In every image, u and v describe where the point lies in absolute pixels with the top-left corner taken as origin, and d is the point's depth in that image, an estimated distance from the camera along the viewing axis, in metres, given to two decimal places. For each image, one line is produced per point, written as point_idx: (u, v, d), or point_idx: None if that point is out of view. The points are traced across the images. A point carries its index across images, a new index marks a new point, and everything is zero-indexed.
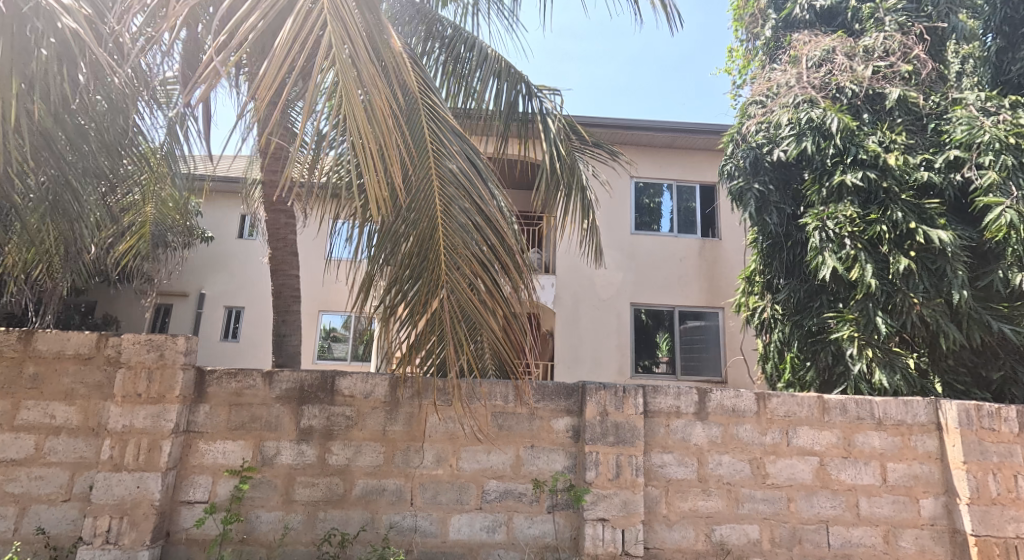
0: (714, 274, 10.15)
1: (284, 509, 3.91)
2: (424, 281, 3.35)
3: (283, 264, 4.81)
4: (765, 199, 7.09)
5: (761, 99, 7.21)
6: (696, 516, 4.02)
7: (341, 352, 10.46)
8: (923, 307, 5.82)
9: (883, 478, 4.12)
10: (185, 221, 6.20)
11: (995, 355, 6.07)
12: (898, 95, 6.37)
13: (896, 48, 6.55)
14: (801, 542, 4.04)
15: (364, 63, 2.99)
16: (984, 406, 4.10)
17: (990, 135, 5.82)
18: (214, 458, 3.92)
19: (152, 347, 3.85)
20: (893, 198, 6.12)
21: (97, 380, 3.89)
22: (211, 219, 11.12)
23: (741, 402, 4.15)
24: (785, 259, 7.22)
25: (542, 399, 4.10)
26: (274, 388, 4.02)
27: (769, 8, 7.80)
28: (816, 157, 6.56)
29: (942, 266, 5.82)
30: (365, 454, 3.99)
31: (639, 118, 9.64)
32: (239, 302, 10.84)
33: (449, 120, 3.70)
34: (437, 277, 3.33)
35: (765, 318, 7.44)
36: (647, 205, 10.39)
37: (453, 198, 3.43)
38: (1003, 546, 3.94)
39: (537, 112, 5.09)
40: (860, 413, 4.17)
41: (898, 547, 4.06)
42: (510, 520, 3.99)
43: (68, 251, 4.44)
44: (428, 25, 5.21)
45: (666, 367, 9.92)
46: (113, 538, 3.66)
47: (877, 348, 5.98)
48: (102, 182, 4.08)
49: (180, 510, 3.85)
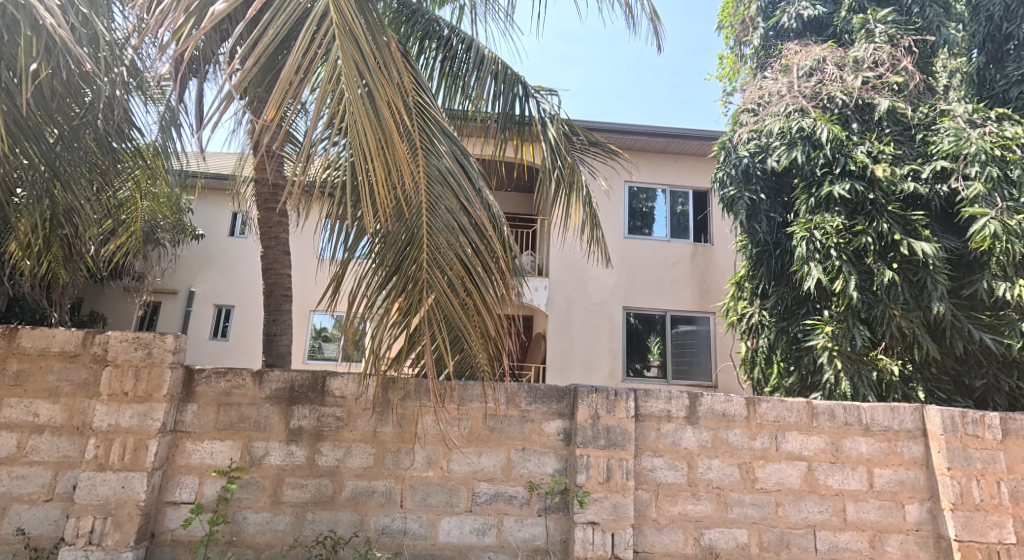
0: (704, 279, 10.20)
1: (271, 511, 3.87)
2: (397, 283, 3.31)
3: (275, 263, 4.78)
4: (756, 207, 7.18)
5: (753, 107, 7.33)
6: (685, 520, 4.04)
7: (331, 353, 10.41)
8: (902, 318, 5.93)
9: (870, 484, 4.16)
10: (176, 216, 6.12)
11: (979, 362, 6.15)
12: (887, 105, 6.46)
13: (885, 59, 6.66)
14: (789, 546, 4.07)
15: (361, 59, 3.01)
16: (968, 413, 4.17)
17: (976, 147, 5.89)
18: (201, 458, 3.88)
19: (140, 345, 3.81)
20: (880, 209, 6.19)
21: (83, 378, 3.83)
22: (201, 217, 11.03)
23: (732, 407, 4.17)
24: (773, 267, 7.28)
25: (534, 401, 4.10)
26: (264, 388, 3.98)
27: (758, 17, 7.93)
28: (806, 166, 6.62)
29: (923, 277, 5.92)
30: (355, 456, 3.97)
31: (632, 123, 9.73)
32: (229, 301, 10.73)
33: (438, 121, 3.73)
34: (419, 279, 3.29)
35: (752, 323, 7.44)
36: (639, 209, 10.45)
37: (439, 197, 3.43)
38: (986, 551, 4.00)
39: (534, 114, 5.15)
40: (848, 418, 4.22)
41: (884, 551, 4.11)
42: (500, 522, 3.99)
43: (66, 246, 4.42)
44: (426, 24, 5.21)
45: (657, 371, 9.98)
46: (96, 539, 3.60)
47: (848, 358, 6.15)
48: (95, 174, 4.08)
49: (165, 511, 3.80)
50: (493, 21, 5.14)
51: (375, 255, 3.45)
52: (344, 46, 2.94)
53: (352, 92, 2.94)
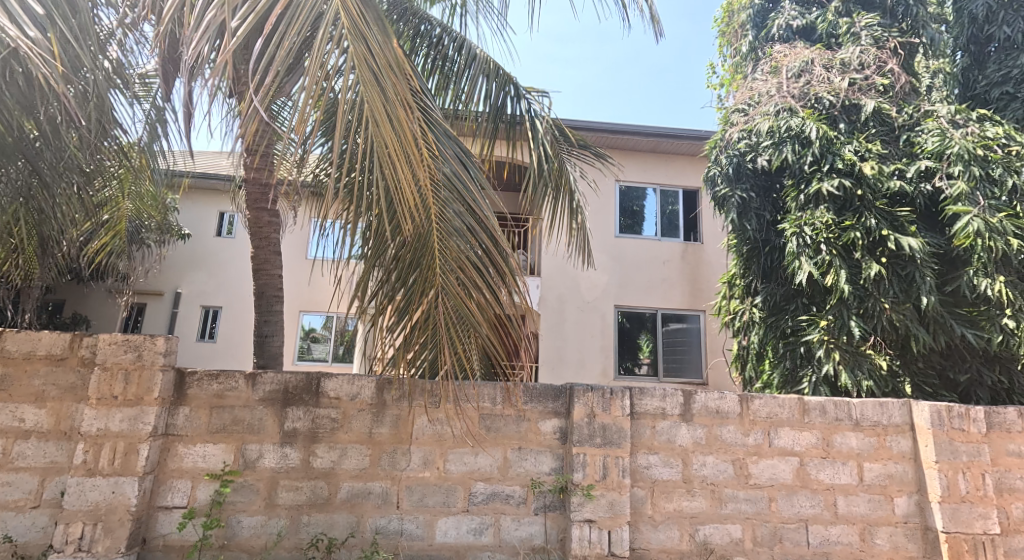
0: (696, 277, 10.30)
1: (266, 514, 3.83)
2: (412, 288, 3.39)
3: (265, 263, 4.70)
4: (746, 205, 7.25)
5: (743, 107, 7.38)
6: (680, 517, 4.08)
7: (321, 354, 10.32)
8: (893, 312, 6.01)
9: (860, 478, 4.24)
10: (161, 216, 6.04)
11: (962, 357, 6.28)
12: (873, 106, 6.56)
13: (871, 61, 6.79)
14: (782, 541, 4.13)
15: (375, 63, 3.02)
16: (953, 407, 4.27)
17: (959, 146, 6.00)
18: (194, 461, 3.82)
19: (129, 347, 3.74)
20: (868, 205, 6.29)
21: (70, 382, 3.76)
22: (189, 216, 10.85)
23: (725, 404, 4.22)
24: (763, 264, 7.36)
25: (530, 400, 4.10)
26: (257, 390, 3.94)
27: (748, 25, 7.99)
28: (795, 164, 6.72)
29: (911, 272, 6.01)
30: (351, 457, 3.94)
31: (623, 123, 9.78)
32: (217, 302, 10.59)
33: (440, 123, 3.72)
34: (433, 283, 3.38)
35: (744, 320, 7.56)
36: (630, 208, 10.52)
37: (447, 201, 3.43)
38: (971, 542, 4.10)
39: (525, 114, 5.05)
40: (838, 414, 4.28)
41: (874, 545, 4.17)
42: (497, 521, 3.99)
43: (44, 245, 4.34)
44: (416, 24, 5.19)
45: (649, 369, 10.05)
46: (86, 545, 3.54)
47: (845, 351, 6.23)
48: (76, 175, 4.00)
49: (157, 516, 3.74)
50: (486, 20, 5.08)
51: (388, 263, 3.51)
52: (356, 50, 2.95)
53: (366, 91, 2.95)
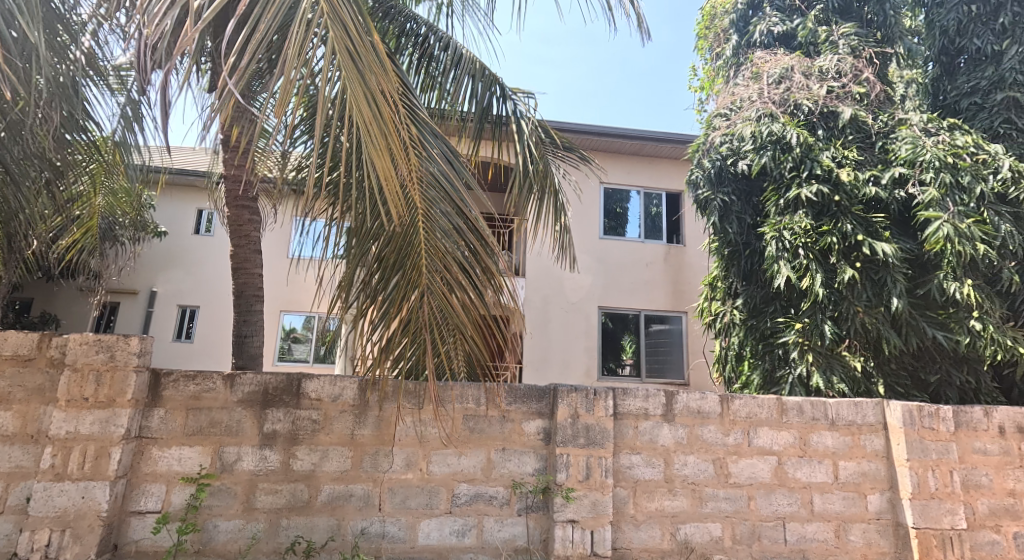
0: (677, 279, 10.41)
1: (244, 518, 3.75)
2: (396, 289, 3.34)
3: (245, 262, 4.60)
4: (728, 209, 7.39)
5: (725, 112, 7.50)
6: (662, 516, 4.11)
7: (302, 354, 10.17)
8: (865, 315, 6.17)
9: (835, 476, 4.34)
10: (134, 213, 5.87)
11: (933, 358, 6.47)
12: (850, 113, 6.74)
13: (848, 70, 6.96)
14: (760, 538, 4.20)
15: (358, 58, 2.97)
16: (924, 407, 4.40)
17: (931, 154, 6.19)
18: (169, 465, 3.72)
19: (101, 347, 3.61)
20: (844, 211, 6.44)
21: (37, 384, 3.62)
22: (163, 213, 10.57)
23: (706, 404, 4.28)
24: (743, 267, 7.49)
25: (514, 401, 4.10)
26: (235, 391, 3.85)
27: (730, 30, 8.13)
28: (775, 170, 6.85)
29: (884, 276, 6.18)
30: (332, 459, 3.88)
31: (603, 126, 9.84)
32: (194, 301, 10.33)
33: (427, 121, 3.69)
34: (418, 283, 3.34)
35: (724, 322, 7.63)
36: (614, 210, 10.59)
37: (433, 200, 3.40)
38: (940, 538, 4.23)
39: (511, 115, 5.02)
40: (815, 414, 4.38)
41: (848, 541, 4.28)
42: (480, 523, 3.97)
43: (12, 242, 4.18)
44: (403, 22, 5.15)
45: (631, 370, 10.13)
46: (54, 552, 3.42)
47: (818, 353, 6.41)
48: (46, 169, 3.85)
49: (130, 521, 3.63)
50: (473, 20, 5.09)
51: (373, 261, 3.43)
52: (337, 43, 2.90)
53: (348, 87, 2.89)
